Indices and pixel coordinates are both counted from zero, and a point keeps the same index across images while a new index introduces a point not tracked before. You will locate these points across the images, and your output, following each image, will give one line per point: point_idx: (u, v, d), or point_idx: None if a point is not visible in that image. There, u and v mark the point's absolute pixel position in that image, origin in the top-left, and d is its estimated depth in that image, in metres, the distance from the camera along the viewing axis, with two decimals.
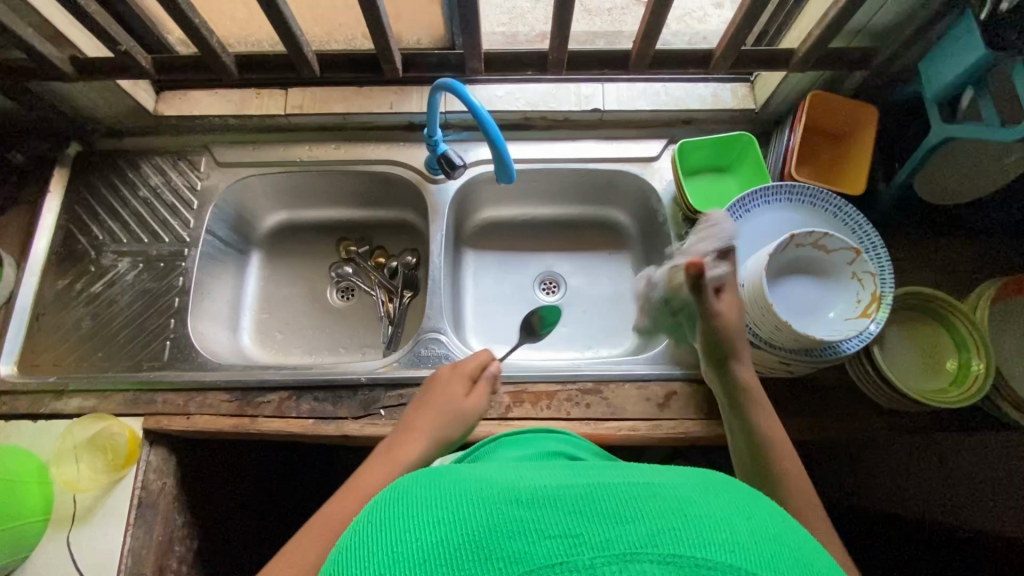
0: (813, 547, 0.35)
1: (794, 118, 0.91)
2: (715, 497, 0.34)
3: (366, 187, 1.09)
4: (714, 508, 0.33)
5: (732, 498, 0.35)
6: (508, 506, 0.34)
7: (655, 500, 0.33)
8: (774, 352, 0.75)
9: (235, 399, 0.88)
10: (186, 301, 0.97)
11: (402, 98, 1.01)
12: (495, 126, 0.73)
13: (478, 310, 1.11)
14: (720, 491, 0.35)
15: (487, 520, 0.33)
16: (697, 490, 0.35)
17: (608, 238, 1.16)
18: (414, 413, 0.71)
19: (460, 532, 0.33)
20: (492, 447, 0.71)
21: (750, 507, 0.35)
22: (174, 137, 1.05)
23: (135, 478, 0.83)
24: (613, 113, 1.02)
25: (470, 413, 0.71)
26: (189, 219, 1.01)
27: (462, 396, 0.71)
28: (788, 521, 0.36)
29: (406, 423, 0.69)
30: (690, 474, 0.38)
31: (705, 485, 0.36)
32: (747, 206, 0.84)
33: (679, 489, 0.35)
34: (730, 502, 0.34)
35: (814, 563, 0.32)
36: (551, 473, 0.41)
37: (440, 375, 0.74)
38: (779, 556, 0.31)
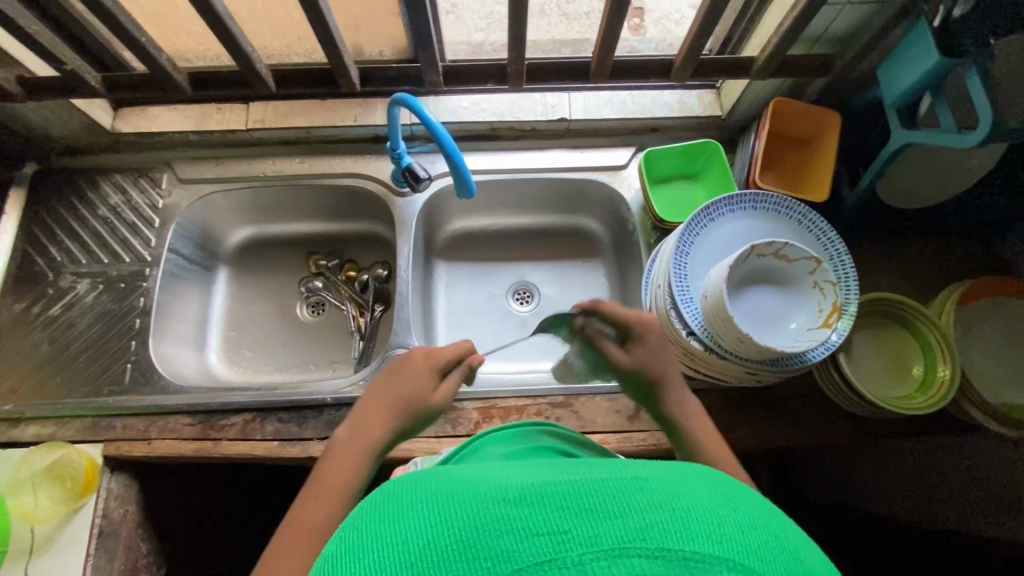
0: (801, 538, 0.35)
1: (758, 125, 0.91)
2: (705, 487, 0.34)
3: (333, 200, 1.08)
4: (703, 498, 0.33)
5: (722, 487, 0.35)
6: (497, 504, 0.33)
7: (642, 494, 0.32)
8: (739, 361, 0.75)
9: (198, 422, 0.86)
10: (147, 322, 0.95)
11: (367, 111, 1.00)
12: (451, 140, 0.72)
13: (451, 322, 1.10)
14: (709, 483, 0.35)
15: (475, 520, 0.32)
16: (686, 481, 0.35)
17: (582, 246, 1.15)
18: (375, 400, 0.64)
19: (446, 534, 0.32)
20: (481, 446, 0.69)
21: (737, 496, 0.34)
22: (134, 155, 1.03)
23: (95, 507, 0.81)
24: (579, 122, 1.02)
25: (434, 405, 0.66)
26: (150, 237, 0.99)
27: (431, 387, 0.66)
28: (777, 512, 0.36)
29: (365, 406, 0.64)
30: (681, 465, 0.37)
31: (692, 476, 0.35)
32: (713, 216, 0.83)
33: (666, 481, 0.34)
34: (720, 492, 0.34)
35: (802, 552, 0.32)
36: (538, 470, 0.40)
37: (412, 359, 0.67)
38: (766, 545, 0.31)
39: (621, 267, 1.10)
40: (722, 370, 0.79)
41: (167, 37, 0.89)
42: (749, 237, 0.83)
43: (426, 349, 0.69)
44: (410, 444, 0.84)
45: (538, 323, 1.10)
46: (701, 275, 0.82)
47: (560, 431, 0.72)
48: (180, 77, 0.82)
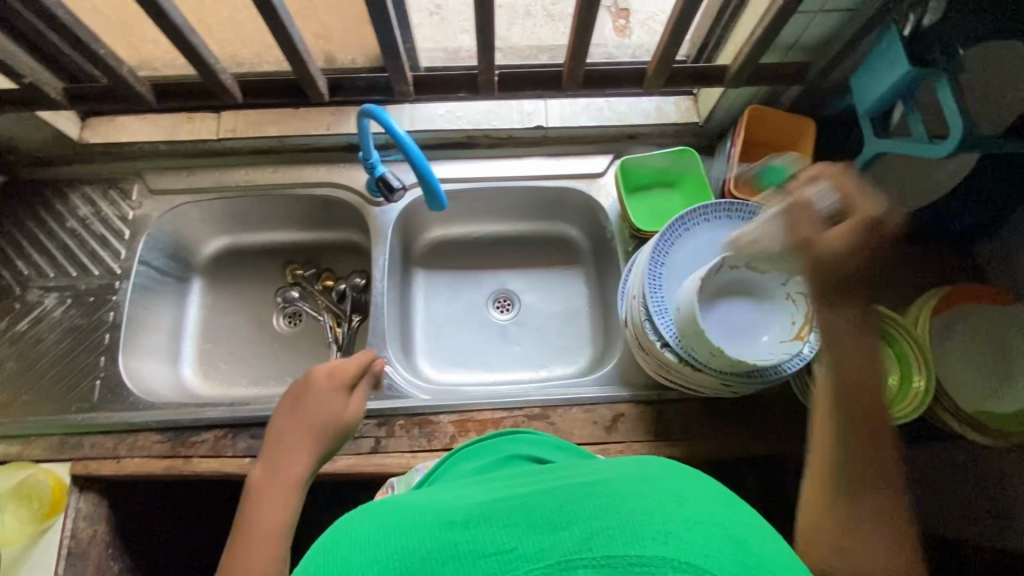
0: (767, 535, 0.33)
1: (734, 133, 0.90)
2: (656, 488, 0.33)
3: (308, 210, 1.06)
4: (652, 498, 0.32)
5: (676, 488, 0.34)
6: (445, 528, 0.32)
7: (587, 501, 0.32)
8: (714, 372, 0.75)
9: (168, 439, 0.85)
10: (117, 337, 0.93)
11: (340, 120, 0.99)
12: (419, 152, 0.70)
13: (430, 331, 1.09)
14: (662, 483, 0.34)
15: (421, 545, 0.31)
16: (634, 484, 0.34)
17: (562, 253, 1.14)
18: (288, 429, 0.66)
19: (390, 562, 0.30)
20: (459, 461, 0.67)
21: (693, 494, 0.33)
22: (103, 165, 1.01)
23: (63, 528, 0.80)
24: (556, 129, 1.01)
25: (351, 419, 0.69)
26: (120, 250, 0.97)
27: (343, 404, 0.70)
28: (736, 506, 0.35)
29: (280, 438, 0.65)
30: (637, 471, 0.37)
31: (642, 478, 0.35)
32: (688, 225, 0.82)
33: (614, 485, 0.34)
34: (672, 492, 0.33)
35: (760, 546, 0.31)
36: (496, 489, 0.40)
37: (315, 381, 0.70)
38: (719, 538, 0.30)
39: (601, 274, 1.10)
40: (698, 381, 0.78)
41: (133, 46, 0.87)
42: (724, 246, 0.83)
43: (329, 367, 0.72)
44: (385, 459, 0.83)
45: (518, 331, 1.09)
46: (677, 284, 0.81)
47: (537, 437, 0.69)
48: (144, 88, 0.80)
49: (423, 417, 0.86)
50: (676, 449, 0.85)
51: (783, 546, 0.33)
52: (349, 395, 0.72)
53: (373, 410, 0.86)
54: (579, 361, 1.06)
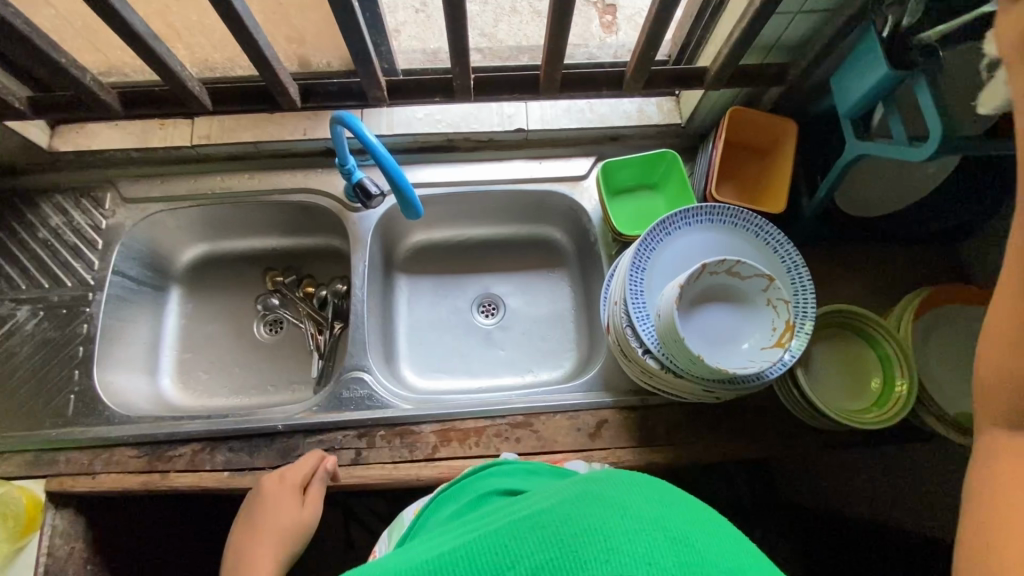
0: (709, 517, 0.36)
1: (715, 134, 0.89)
2: (592, 500, 0.36)
3: (287, 217, 1.04)
4: (595, 513, 0.34)
5: (611, 491, 0.37)
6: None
7: (531, 533, 0.34)
8: (694, 380, 0.74)
9: (145, 454, 0.83)
10: (91, 350, 0.91)
11: (317, 124, 0.97)
12: (392, 159, 0.69)
13: (414, 337, 1.08)
14: (603, 496, 0.36)
15: None
16: (577, 502, 0.36)
17: (546, 256, 1.13)
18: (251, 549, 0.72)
19: None
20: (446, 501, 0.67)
21: (627, 494, 0.36)
22: (76, 174, 0.99)
23: (39, 546, 0.79)
24: (537, 132, 1.00)
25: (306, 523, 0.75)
26: (94, 260, 0.95)
27: (298, 508, 0.75)
28: (680, 497, 0.37)
29: (243, 554, 0.72)
30: (579, 479, 0.39)
31: (585, 491, 0.37)
32: (669, 229, 0.81)
33: (558, 508, 0.36)
34: (610, 497, 0.36)
35: (702, 541, 0.34)
36: (455, 531, 0.42)
37: (268, 490, 0.76)
38: (659, 537, 0.33)
39: (585, 278, 1.09)
40: (680, 388, 0.78)
41: (101, 51, 0.85)
42: (705, 251, 0.82)
43: (279, 473, 0.78)
44: (366, 470, 0.82)
45: (502, 336, 1.08)
46: (659, 290, 0.80)
47: (507, 467, 0.70)
48: (110, 97, 0.78)
49: (405, 427, 0.85)
50: (660, 456, 0.84)
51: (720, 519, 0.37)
52: (305, 497, 0.77)
53: (352, 421, 0.85)
54: (564, 365, 1.06)
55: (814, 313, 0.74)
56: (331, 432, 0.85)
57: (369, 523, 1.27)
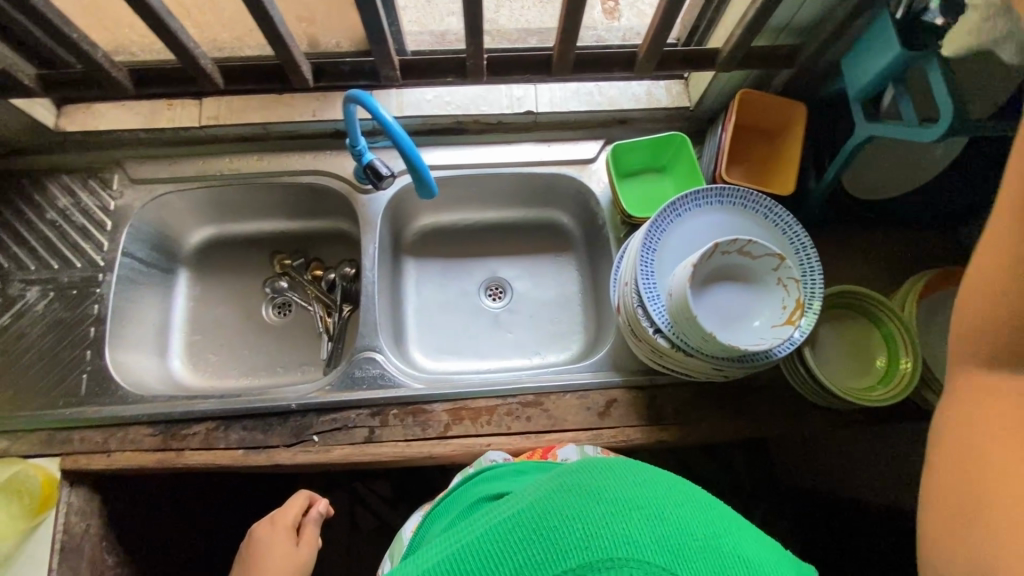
0: (667, 493, 0.45)
1: (725, 117, 0.90)
2: (568, 492, 0.44)
3: (295, 199, 1.04)
4: (571, 503, 0.43)
5: (587, 480, 0.45)
6: None
7: (515, 534, 0.43)
8: (703, 358, 0.75)
9: (159, 433, 0.84)
10: (102, 331, 0.91)
11: (326, 106, 0.97)
12: (407, 137, 0.69)
13: (422, 320, 1.09)
14: (574, 487, 0.44)
15: None
16: (550, 497, 0.44)
17: (553, 240, 1.14)
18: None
19: None
20: (443, 511, 0.71)
21: (601, 481, 0.45)
22: (81, 155, 0.98)
23: (55, 523, 0.80)
24: (547, 114, 1.00)
25: (303, 562, 0.80)
26: (103, 242, 0.95)
27: (294, 548, 0.81)
28: (640, 478, 0.46)
29: None
30: (558, 472, 0.47)
31: (560, 485, 0.45)
32: (679, 210, 0.82)
33: (536, 505, 0.44)
34: (583, 487, 0.44)
35: (656, 515, 0.42)
36: (459, 528, 0.50)
37: (264, 535, 0.81)
38: (619, 519, 0.42)
39: (593, 261, 1.10)
40: (690, 366, 0.79)
41: (109, 29, 0.84)
42: (715, 232, 0.83)
43: (272, 519, 0.83)
44: (379, 448, 0.83)
45: (509, 319, 1.10)
46: (669, 271, 0.81)
47: (501, 466, 0.74)
48: (121, 74, 0.78)
49: (418, 406, 0.86)
50: (668, 433, 0.86)
51: (676, 489, 0.46)
52: (300, 537, 0.82)
53: (366, 400, 0.86)
54: (571, 348, 1.07)
55: (822, 292, 0.76)
56: (344, 411, 0.86)
57: (375, 504, 1.29)
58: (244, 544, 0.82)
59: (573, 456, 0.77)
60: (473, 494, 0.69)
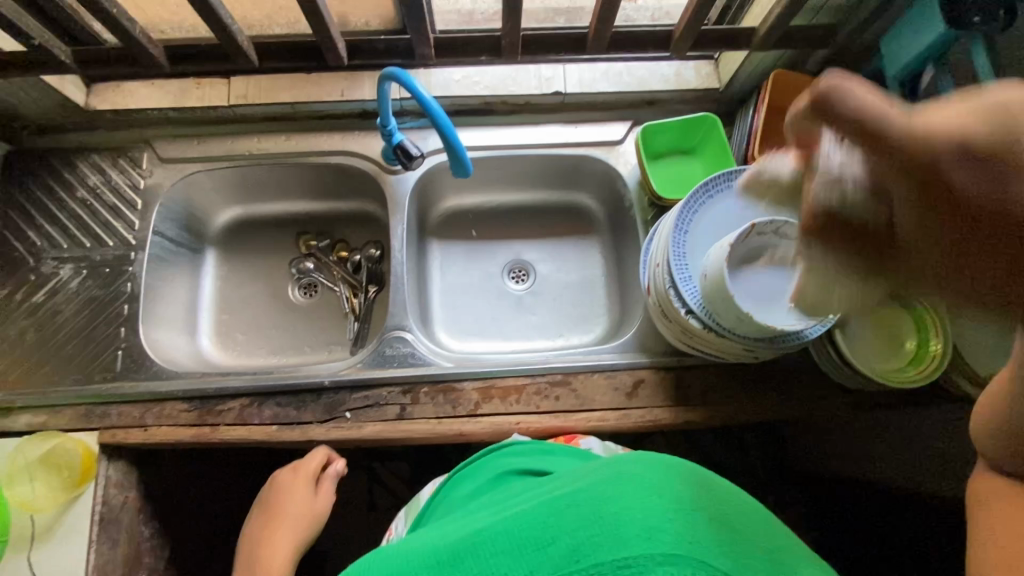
0: (726, 497, 0.43)
1: (757, 99, 0.90)
2: (627, 482, 0.42)
3: (322, 179, 1.05)
4: (627, 494, 0.41)
5: (646, 473, 0.43)
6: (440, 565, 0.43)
7: (566, 517, 0.41)
8: (736, 339, 0.76)
9: (195, 408, 0.86)
10: (135, 308, 0.92)
11: (354, 85, 0.97)
12: (445, 116, 0.69)
13: (446, 302, 1.10)
14: (634, 478, 0.42)
15: None
16: (606, 486, 0.42)
17: (577, 223, 1.14)
18: (268, 530, 0.83)
19: None
20: (465, 476, 0.73)
21: (662, 478, 0.43)
22: (111, 134, 0.98)
23: (94, 495, 0.81)
24: (575, 95, 1.00)
25: (319, 511, 0.85)
26: (134, 220, 0.96)
27: (311, 498, 0.85)
28: (700, 480, 0.44)
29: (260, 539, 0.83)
30: (611, 462, 0.46)
31: (617, 474, 0.43)
32: (712, 192, 0.82)
33: (589, 491, 0.43)
34: (642, 479, 0.42)
35: (717, 517, 0.40)
36: (492, 510, 0.50)
37: (285, 483, 0.86)
38: (678, 517, 0.40)
39: (617, 244, 1.10)
40: (721, 348, 0.80)
41: (141, 6, 0.83)
42: (747, 214, 0.83)
43: (294, 468, 0.87)
44: (411, 424, 0.85)
45: (533, 301, 1.11)
46: (702, 252, 0.81)
47: (526, 443, 0.75)
48: (157, 51, 0.78)
49: (448, 384, 0.87)
50: (695, 414, 0.87)
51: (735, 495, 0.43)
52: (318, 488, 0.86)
53: (397, 378, 0.87)
54: (595, 330, 1.08)
55: None
56: (375, 388, 0.87)
57: (394, 484, 1.31)
58: (268, 484, 0.87)
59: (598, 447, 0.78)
60: (500, 468, 0.71)
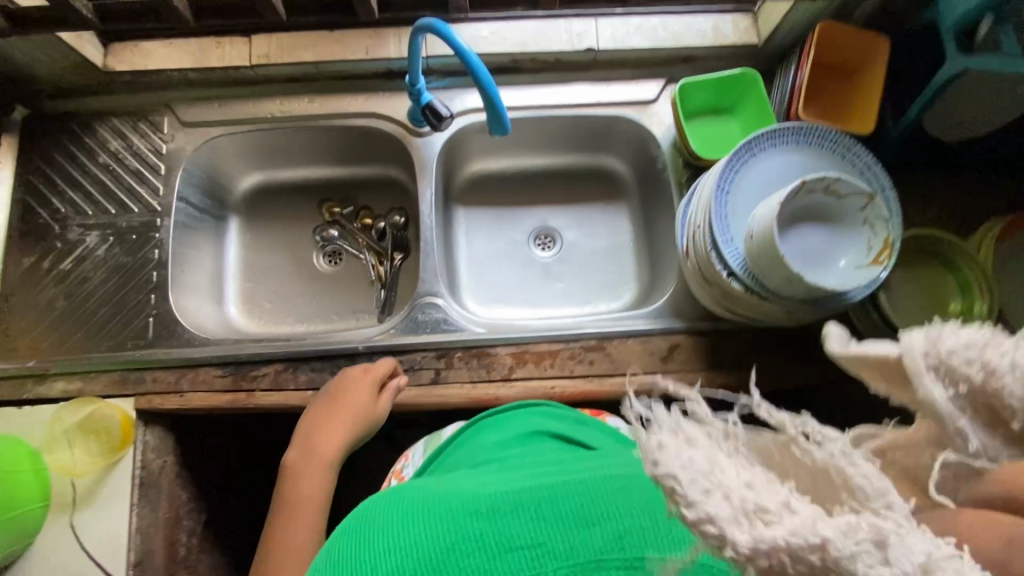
0: None
1: (800, 55, 0.87)
2: None
3: (346, 143, 1.02)
4: None
5: None
6: (471, 517, 0.42)
7: (615, 499, 0.41)
8: (779, 302, 0.74)
9: (229, 374, 0.85)
10: (164, 275, 0.91)
11: (379, 42, 0.93)
12: (486, 70, 0.67)
13: (473, 269, 1.09)
14: None
15: (453, 532, 0.41)
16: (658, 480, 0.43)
17: (604, 188, 1.12)
18: (325, 417, 0.79)
19: (432, 544, 0.40)
20: (487, 426, 0.72)
21: None
22: (130, 96, 0.96)
23: (133, 459, 0.82)
24: (607, 52, 0.96)
25: (376, 418, 0.80)
26: (158, 186, 0.94)
27: (374, 401, 0.80)
28: None
29: (317, 429, 0.78)
30: None
31: None
32: (754, 150, 0.80)
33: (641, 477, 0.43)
34: None
35: None
36: (531, 470, 0.49)
37: (353, 377, 0.81)
38: None
39: (647, 209, 1.07)
40: (761, 311, 0.78)
41: None
42: (790, 174, 0.80)
43: (363, 368, 0.82)
44: (445, 389, 0.85)
45: (560, 268, 1.09)
46: (744, 214, 0.79)
47: (555, 410, 0.75)
48: None
49: (481, 349, 0.87)
50: (732, 378, 0.86)
51: None
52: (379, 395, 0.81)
53: (430, 343, 0.86)
54: (623, 297, 1.07)
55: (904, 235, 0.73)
56: (409, 353, 0.87)
57: None
58: (335, 376, 0.83)
59: (623, 427, 0.78)
60: (527, 426, 0.70)
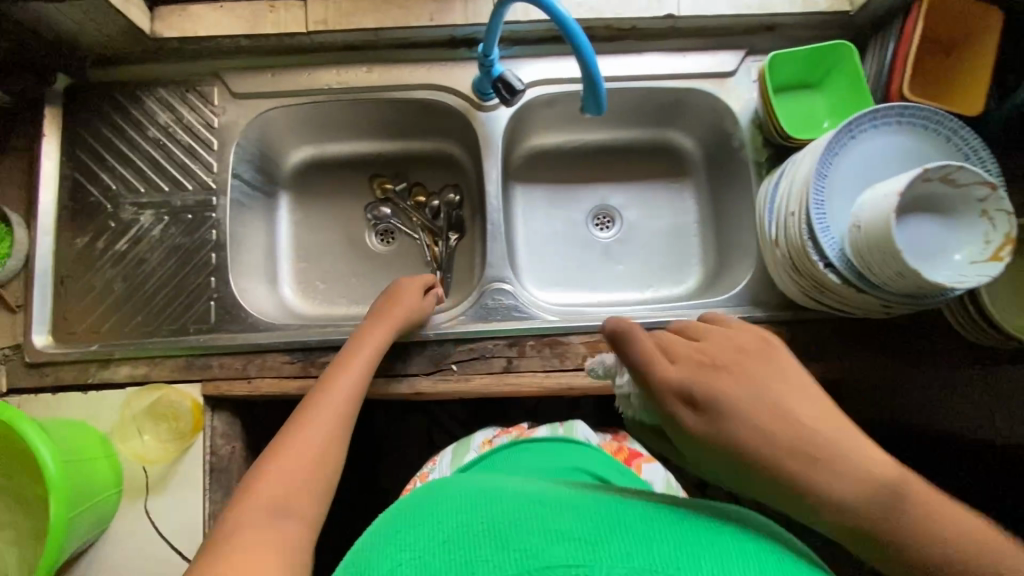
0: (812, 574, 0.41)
1: (904, 24, 0.80)
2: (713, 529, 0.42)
3: (404, 117, 0.97)
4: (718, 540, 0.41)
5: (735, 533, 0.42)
6: (512, 513, 0.42)
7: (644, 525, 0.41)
8: (877, 295, 0.72)
9: (297, 360, 0.83)
10: (223, 257, 0.88)
11: (444, 7, 0.86)
12: (586, 40, 0.65)
13: (530, 250, 1.05)
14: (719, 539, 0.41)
15: (494, 520, 0.41)
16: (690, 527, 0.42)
17: (668, 165, 1.07)
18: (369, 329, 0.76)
19: (466, 529, 0.40)
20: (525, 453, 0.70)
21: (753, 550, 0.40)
22: (178, 65, 0.90)
23: (204, 446, 0.81)
24: (687, 19, 0.89)
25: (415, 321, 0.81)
26: (212, 162, 0.89)
27: (417, 309, 0.81)
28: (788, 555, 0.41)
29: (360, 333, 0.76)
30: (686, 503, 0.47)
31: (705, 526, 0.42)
32: (854, 131, 0.75)
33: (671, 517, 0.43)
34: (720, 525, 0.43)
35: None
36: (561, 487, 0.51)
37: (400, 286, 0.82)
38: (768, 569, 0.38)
39: (715, 189, 1.02)
40: (854, 302, 0.76)
41: None
42: (893, 157, 0.76)
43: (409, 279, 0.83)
44: (519, 377, 0.83)
45: (620, 250, 1.06)
46: (843, 200, 0.75)
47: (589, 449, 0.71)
48: None
49: (554, 337, 0.84)
50: (811, 370, 0.84)
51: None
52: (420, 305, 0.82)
53: (502, 330, 0.84)
54: (685, 280, 1.03)
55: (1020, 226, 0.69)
56: (479, 341, 0.84)
57: None
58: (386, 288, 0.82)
59: (659, 479, 0.75)
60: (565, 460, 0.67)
